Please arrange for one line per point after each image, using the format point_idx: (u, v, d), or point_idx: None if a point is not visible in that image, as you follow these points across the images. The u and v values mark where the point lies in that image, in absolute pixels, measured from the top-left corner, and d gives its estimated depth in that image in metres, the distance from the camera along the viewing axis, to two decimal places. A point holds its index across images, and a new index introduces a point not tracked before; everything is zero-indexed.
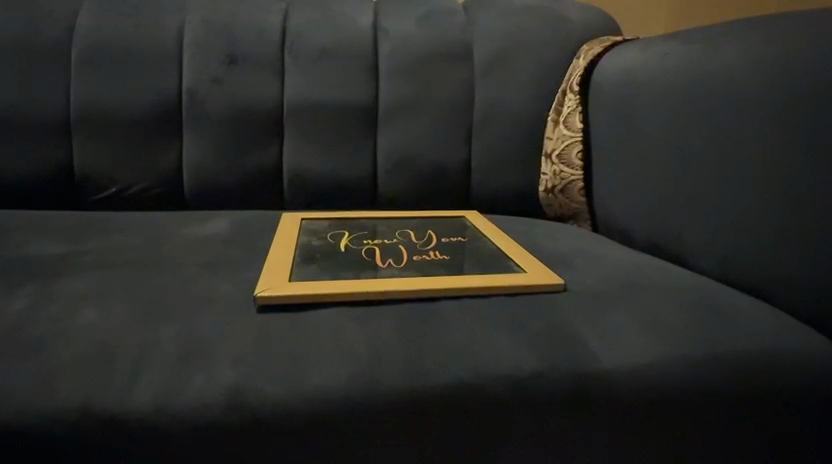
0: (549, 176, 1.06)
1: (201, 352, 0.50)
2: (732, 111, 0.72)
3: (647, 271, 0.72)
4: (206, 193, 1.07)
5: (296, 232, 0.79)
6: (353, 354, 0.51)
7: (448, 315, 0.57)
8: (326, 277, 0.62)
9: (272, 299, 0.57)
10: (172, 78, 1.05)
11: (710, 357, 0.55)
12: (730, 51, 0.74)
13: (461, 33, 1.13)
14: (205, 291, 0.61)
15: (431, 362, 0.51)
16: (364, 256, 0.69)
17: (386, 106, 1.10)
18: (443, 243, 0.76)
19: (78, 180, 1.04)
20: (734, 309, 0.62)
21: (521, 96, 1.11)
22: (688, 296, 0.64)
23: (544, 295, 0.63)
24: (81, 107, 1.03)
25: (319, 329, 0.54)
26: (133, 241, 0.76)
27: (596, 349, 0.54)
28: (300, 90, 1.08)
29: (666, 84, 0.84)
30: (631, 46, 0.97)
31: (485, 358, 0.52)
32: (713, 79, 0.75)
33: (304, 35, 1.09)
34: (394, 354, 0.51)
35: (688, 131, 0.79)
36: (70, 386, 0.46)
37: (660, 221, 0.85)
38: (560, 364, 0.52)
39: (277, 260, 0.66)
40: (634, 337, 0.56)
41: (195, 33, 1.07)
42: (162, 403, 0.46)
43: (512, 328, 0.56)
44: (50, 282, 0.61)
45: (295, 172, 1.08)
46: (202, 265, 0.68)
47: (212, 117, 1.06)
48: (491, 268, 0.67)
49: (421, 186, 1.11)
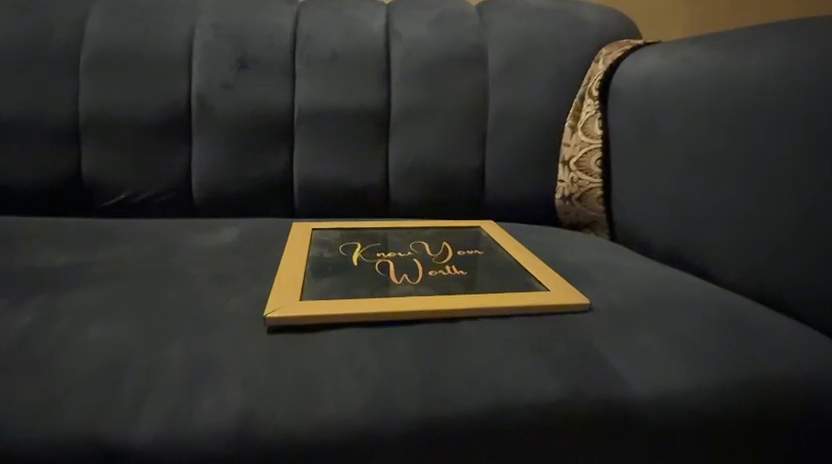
0: (565, 183, 1.02)
1: (207, 374, 0.48)
2: (762, 118, 0.68)
3: (673, 286, 0.69)
4: (215, 199, 1.05)
5: (306, 244, 0.76)
6: (365, 378, 0.48)
7: (467, 336, 0.54)
8: (338, 295, 0.59)
9: (281, 320, 0.54)
10: (181, 83, 1.04)
11: (742, 383, 0.52)
12: (760, 56, 0.70)
13: (475, 36, 1.10)
14: (213, 306, 0.58)
15: (448, 387, 0.48)
16: (377, 271, 0.67)
17: (398, 111, 1.08)
18: (458, 256, 0.74)
19: (87, 186, 1.03)
20: (767, 328, 0.59)
21: (536, 100, 1.07)
22: (718, 315, 0.61)
23: (569, 314, 0.59)
24: (89, 113, 1.01)
25: (330, 350, 0.51)
26: (140, 251, 0.74)
27: (623, 372, 0.51)
28: (311, 95, 1.06)
29: (690, 89, 0.81)
30: (653, 50, 0.93)
31: (504, 383, 0.49)
32: (742, 85, 0.71)
33: (315, 39, 1.07)
34: (410, 379, 0.48)
35: (714, 139, 0.75)
36: (72, 409, 0.44)
37: (682, 233, 0.81)
38: (584, 389, 0.49)
39: (288, 276, 0.63)
40: (663, 360, 0.53)
41: (204, 38, 1.05)
42: (168, 429, 0.44)
43: (532, 351, 0.53)
44: (55, 295, 0.59)
45: (305, 178, 1.06)
46: (210, 277, 0.66)
47: (221, 122, 1.04)
48: (511, 285, 0.64)
49: (434, 193, 1.08)
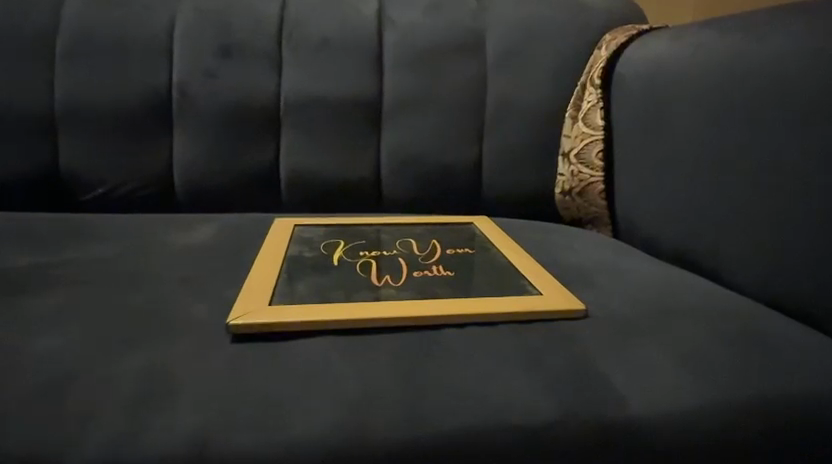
0: (565, 177, 0.97)
1: (161, 391, 0.43)
2: (781, 109, 0.62)
3: (679, 291, 0.63)
4: (199, 193, 1.01)
5: (285, 242, 0.71)
6: (335, 395, 0.43)
7: (451, 347, 0.50)
8: (312, 300, 0.55)
9: (246, 327, 0.50)
10: (162, 71, 0.99)
11: (756, 404, 0.47)
12: (778, 40, 0.64)
13: (472, 22, 1.04)
14: (177, 313, 0.54)
15: (427, 407, 0.43)
16: (357, 272, 0.62)
17: (390, 101, 1.03)
18: (447, 255, 0.69)
19: (64, 180, 0.98)
20: (783, 338, 0.53)
21: (535, 89, 1.02)
22: (727, 324, 0.56)
23: (563, 321, 0.55)
24: (66, 103, 0.97)
25: (299, 364, 0.46)
26: (109, 251, 0.69)
27: (622, 389, 0.46)
28: (299, 84, 1.00)
29: (700, 76, 0.75)
30: (660, 35, 0.87)
31: (491, 401, 0.44)
32: (758, 73, 0.66)
33: (303, 24, 1.02)
34: (385, 397, 0.44)
35: (727, 133, 0.70)
36: (7, 432, 0.40)
37: (691, 232, 0.76)
38: (580, 410, 0.44)
39: (260, 278, 0.59)
40: (667, 376, 0.48)
41: (186, 23, 1.00)
42: (112, 454, 0.39)
43: (523, 364, 0.48)
44: (8, 300, 0.55)
45: (293, 171, 1.01)
46: (179, 279, 0.61)
47: (204, 112, 0.99)
48: (502, 289, 0.59)
49: (428, 187, 1.03)
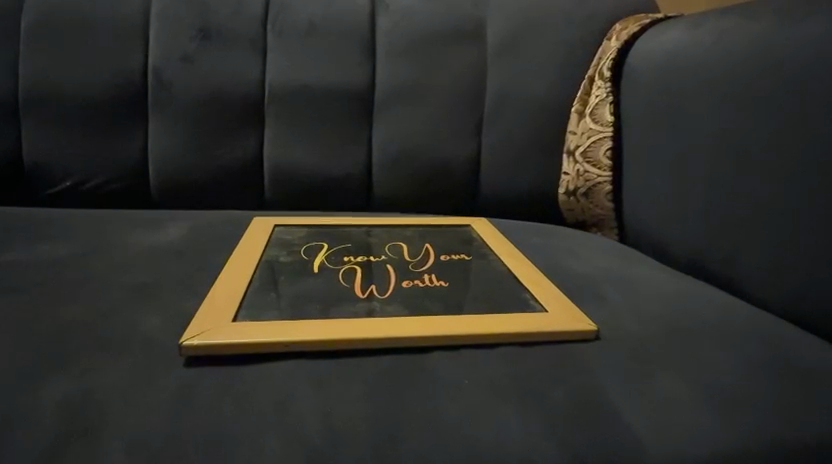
0: (569, 176, 0.90)
1: (87, 426, 0.36)
2: (810, 104, 0.55)
3: (697, 307, 0.57)
4: (176, 188, 0.94)
5: (261, 245, 0.64)
6: (295, 435, 0.37)
7: (440, 375, 0.43)
8: (282, 316, 0.48)
9: (203, 348, 0.43)
10: (134, 55, 0.91)
11: (789, 449, 0.40)
12: (810, 27, 0.57)
13: (471, 9, 0.97)
14: (124, 328, 0.47)
15: (403, 450, 0.36)
16: (339, 281, 0.55)
17: (382, 91, 0.95)
18: (441, 262, 0.62)
19: (28, 171, 0.91)
20: (815, 366, 0.47)
21: (538, 82, 0.95)
22: (754, 349, 0.49)
23: (569, 344, 0.48)
24: (29, 89, 0.89)
25: (258, 394, 0.40)
26: (60, 252, 0.62)
27: (634, 428, 0.40)
28: (284, 71, 0.93)
29: (719, 68, 0.68)
30: (676, 24, 0.80)
31: (479, 442, 0.37)
32: (784, 64, 0.58)
33: (290, 7, 0.94)
34: (357, 436, 0.37)
35: (749, 132, 0.63)
36: None
37: (706, 241, 0.69)
38: (582, 455, 0.38)
39: (227, 289, 0.52)
40: (686, 413, 0.41)
41: (162, 4, 0.92)
42: None
43: (520, 396, 0.41)
44: None
45: (277, 165, 0.94)
46: (135, 287, 0.54)
47: (181, 100, 0.91)
48: (501, 304, 0.52)
49: (422, 184, 0.96)
